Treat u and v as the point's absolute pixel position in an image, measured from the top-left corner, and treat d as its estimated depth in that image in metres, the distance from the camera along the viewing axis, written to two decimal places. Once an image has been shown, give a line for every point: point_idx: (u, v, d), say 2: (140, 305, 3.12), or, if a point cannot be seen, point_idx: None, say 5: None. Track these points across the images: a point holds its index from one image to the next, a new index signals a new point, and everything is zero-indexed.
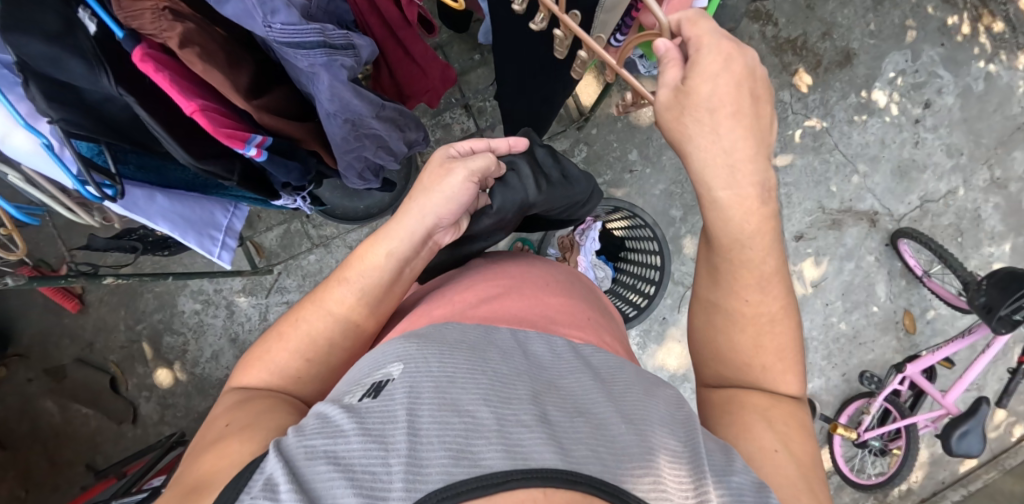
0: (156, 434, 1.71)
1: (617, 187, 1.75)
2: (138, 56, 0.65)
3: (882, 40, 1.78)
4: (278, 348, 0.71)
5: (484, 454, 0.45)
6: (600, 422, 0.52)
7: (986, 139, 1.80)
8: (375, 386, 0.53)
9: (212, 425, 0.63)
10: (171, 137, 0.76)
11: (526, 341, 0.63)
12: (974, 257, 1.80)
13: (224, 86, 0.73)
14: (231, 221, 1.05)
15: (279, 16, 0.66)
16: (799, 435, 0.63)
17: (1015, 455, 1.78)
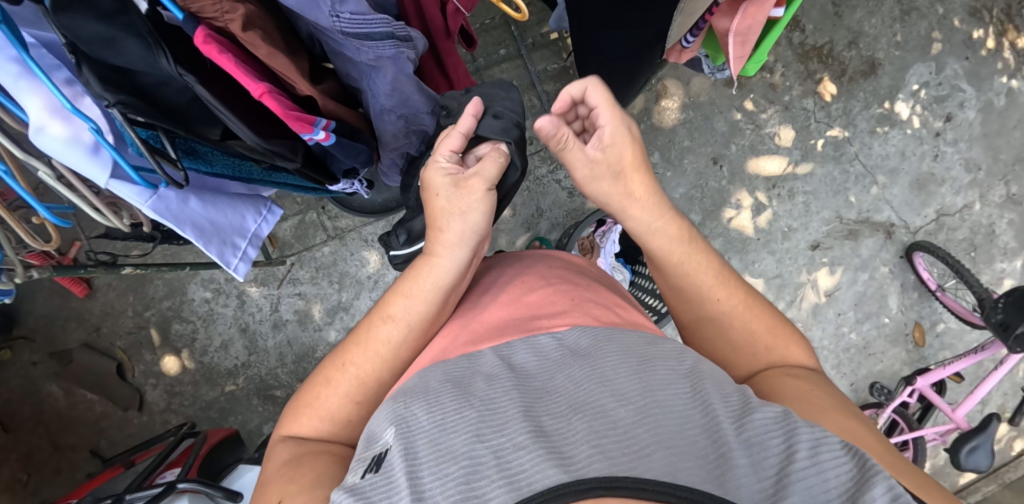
0: (162, 422, 1.69)
1: None
2: (201, 37, 0.59)
3: (907, 51, 1.77)
4: (327, 395, 0.72)
5: (488, 494, 0.47)
6: (596, 411, 0.52)
7: (1004, 155, 1.81)
8: (375, 455, 0.55)
9: (270, 492, 0.64)
10: (236, 117, 0.70)
11: (509, 355, 0.61)
12: (986, 272, 1.81)
13: (288, 69, 0.69)
14: (260, 227, 0.95)
15: (347, 5, 0.64)
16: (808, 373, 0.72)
17: (1015, 468, 1.81)
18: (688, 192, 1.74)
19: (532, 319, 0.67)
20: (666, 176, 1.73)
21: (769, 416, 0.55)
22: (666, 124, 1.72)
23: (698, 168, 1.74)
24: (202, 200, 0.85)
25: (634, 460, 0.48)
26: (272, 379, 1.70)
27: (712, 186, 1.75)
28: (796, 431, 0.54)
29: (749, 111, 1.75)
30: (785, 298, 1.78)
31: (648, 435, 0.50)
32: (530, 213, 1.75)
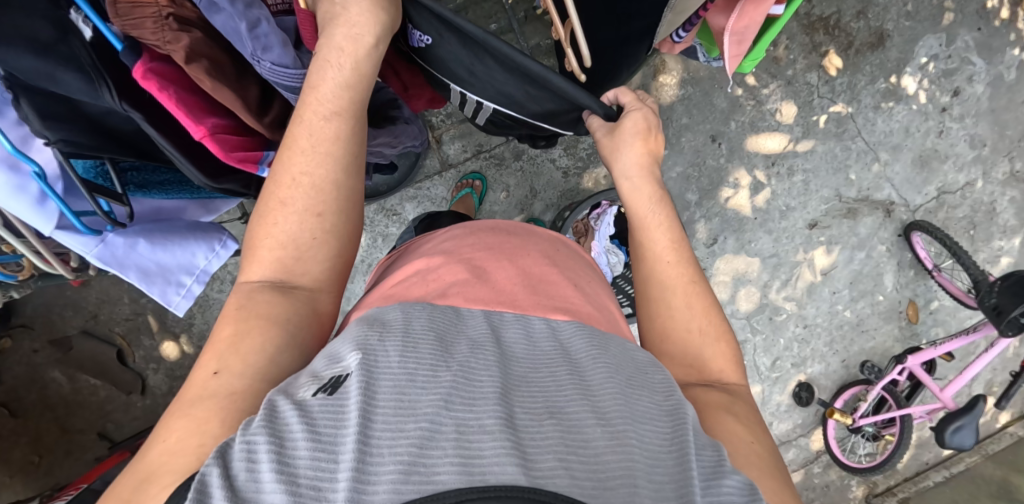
0: (166, 405, 1.74)
1: None
2: (141, 72, 0.60)
3: (918, 22, 1.69)
4: (283, 217, 0.69)
5: (438, 469, 0.49)
6: (571, 422, 0.56)
7: (1011, 131, 1.78)
8: (334, 379, 0.58)
9: (197, 372, 0.61)
10: (183, 156, 0.71)
11: (500, 325, 0.67)
12: (984, 250, 1.81)
13: (234, 107, 0.67)
14: (207, 264, 0.89)
15: (269, 53, 0.66)
16: (746, 417, 0.72)
17: (998, 440, 1.88)
18: (685, 171, 1.70)
19: (532, 301, 0.73)
20: (663, 154, 1.68)
21: (738, 486, 0.58)
22: (664, 102, 1.67)
23: (697, 146, 1.70)
24: (150, 242, 0.82)
25: (594, 487, 0.51)
26: None
27: (710, 164, 1.71)
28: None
29: (751, 87, 1.69)
30: (780, 277, 1.77)
31: (613, 462, 0.54)
32: (524, 195, 1.72)
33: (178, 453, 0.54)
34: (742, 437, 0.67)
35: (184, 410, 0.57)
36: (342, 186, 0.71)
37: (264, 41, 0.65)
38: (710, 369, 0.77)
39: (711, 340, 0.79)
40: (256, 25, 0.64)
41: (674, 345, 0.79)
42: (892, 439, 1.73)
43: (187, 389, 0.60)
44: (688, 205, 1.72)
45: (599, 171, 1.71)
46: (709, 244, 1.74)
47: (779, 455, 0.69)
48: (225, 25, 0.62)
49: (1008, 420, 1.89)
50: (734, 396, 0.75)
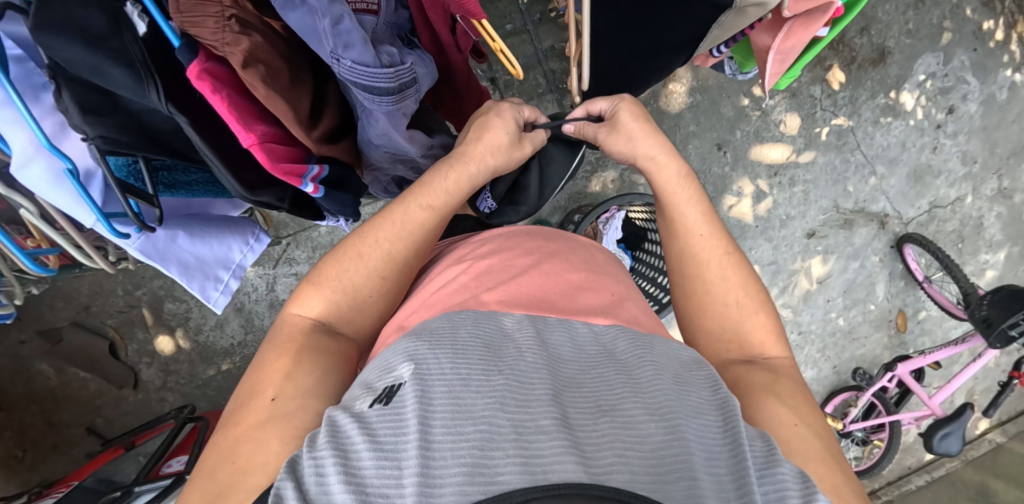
0: (159, 400, 1.71)
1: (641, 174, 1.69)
2: (195, 73, 0.54)
3: (918, 40, 1.73)
4: (355, 268, 0.78)
5: (502, 469, 0.48)
6: (625, 419, 0.56)
7: (1000, 149, 1.85)
8: (389, 389, 0.57)
9: (255, 400, 0.65)
10: (225, 166, 0.65)
11: (545, 330, 0.66)
12: (972, 263, 1.92)
13: (284, 118, 0.61)
14: (242, 256, 0.90)
15: (352, 50, 0.58)
16: (793, 392, 0.74)
17: (977, 447, 1.96)
18: None
19: (571, 306, 0.73)
20: None
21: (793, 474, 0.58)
22: (672, 109, 1.67)
23: (702, 153, 1.71)
24: (190, 235, 0.82)
25: (655, 482, 0.51)
26: None
27: (715, 172, 1.73)
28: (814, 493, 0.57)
29: (758, 98, 1.71)
30: (778, 284, 1.81)
31: (670, 453, 0.54)
32: None
33: (253, 473, 0.56)
34: (786, 417, 0.68)
35: (247, 436, 0.60)
36: (408, 263, 0.81)
37: (346, 39, 0.57)
38: (746, 342, 0.80)
39: (744, 314, 0.81)
40: (339, 22, 0.56)
41: (709, 322, 0.82)
42: (881, 444, 1.78)
43: (247, 415, 0.63)
44: None
45: (608, 175, 1.69)
46: None
47: (827, 432, 0.70)
48: (304, 25, 0.56)
49: (985, 426, 1.98)
50: (774, 371, 0.76)
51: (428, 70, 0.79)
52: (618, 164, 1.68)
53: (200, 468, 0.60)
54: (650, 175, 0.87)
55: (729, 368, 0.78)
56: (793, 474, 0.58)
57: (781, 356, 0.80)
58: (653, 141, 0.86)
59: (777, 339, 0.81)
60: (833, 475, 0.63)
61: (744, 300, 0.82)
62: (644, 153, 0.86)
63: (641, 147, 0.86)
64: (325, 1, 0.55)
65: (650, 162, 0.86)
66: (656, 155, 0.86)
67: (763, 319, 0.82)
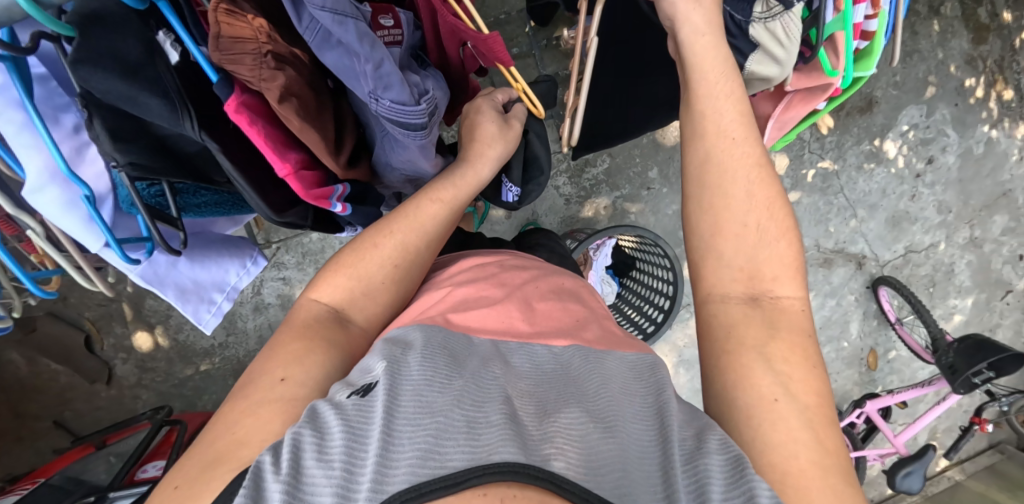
0: (132, 396, 1.68)
1: (633, 202, 1.73)
2: (233, 107, 0.56)
3: (903, 92, 1.80)
4: (371, 256, 0.81)
5: (450, 456, 0.49)
6: (568, 417, 0.55)
7: (974, 200, 1.93)
8: (365, 386, 0.58)
9: (265, 377, 0.67)
10: (255, 191, 0.67)
11: (506, 353, 0.66)
12: (940, 307, 2.00)
13: (315, 146, 0.63)
14: (242, 279, 0.87)
15: (391, 92, 0.58)
16: (795, 352, 0.68)
17: (936, 484, 2.05)
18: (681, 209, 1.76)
19: (530, 332, 0.72)
20: (662, 192, 1.73)
21: None
22: (668, 142, 1.71)
23: None
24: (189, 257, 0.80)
25: (590, 475, 0.51)
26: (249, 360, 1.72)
27: None
28: (746, 485, 0.55)
29: None
30: None
31: (610, 444, 0.54)
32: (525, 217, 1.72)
33: (244, 446, 0.59)
34: (769, 393, 0.64)
35: (251, 411, 0.62)
36: (419, 252, 0.84)
37: (386, 81, 0.57)
38: (761, 281, 0.72)
39: (764, 250, 0.72)
40: (381, 64, 0.55)
41: (720, 244, 0.73)
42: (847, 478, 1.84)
43: (253, 391, 0.65)
44: (680, 243, 1.77)
45: (601, 201, 1.72)
46: None
47: (825, 410, 0.65)
48: (341, 63, 0.55)
49: (945, 464, 2.06)
50: (783, 327, 0.69)
51: (440, 88, 0.80)
52: (612, 191, 1.71)
53: (208, 434, 0.62)
54: (688, 58, 0.75)
55: (731, 309, 0.71)
56: (721, 458, 0.57)
57: (800, 306, 0.72)
58: (708, 21, 0.73)
59: (797, 274, 0.72)
60: (801, 458, 0.60)
61: (768, 226, 0.73)
62: (691, 39, 0.74)
63: (694, 33, 0.73)
64: (368, 47, 0.54)
65: (693, 46, 0.74)
66: (705, 41, 0.74)
67: (785, 249, 0.73)
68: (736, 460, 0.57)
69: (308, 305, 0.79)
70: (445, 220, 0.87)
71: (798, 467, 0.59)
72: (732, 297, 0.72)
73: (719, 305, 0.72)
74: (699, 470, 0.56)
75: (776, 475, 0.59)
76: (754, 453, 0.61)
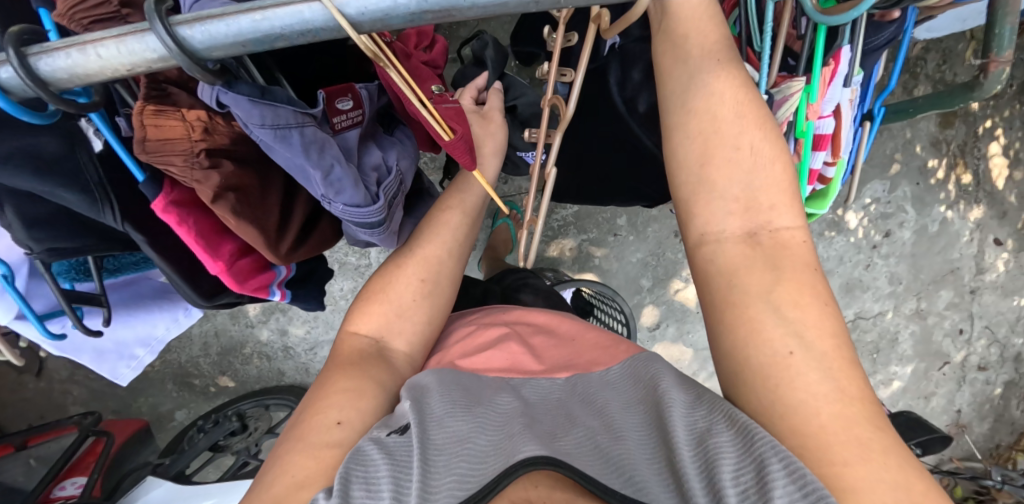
0: (61, 392, 1.60)
1: (598, 246, 1.75)
2: (161, 206, 0.61)
3: (868, 166, 1.86)
4: (398, 279, 0.83)
5: (486, 472, 0.54)
6: (584, 434, 0.61)
7: (925, 275, 2.00)
8: (402, 425, 0.61)
9: (317, 417, 0.69)
10: (179, 275, 0.71)
11: (517, 387, 0.69)
12: (881, 373, 2.08)
13: (254, 241, 0.67)
14: (168, 333, 0.88)
15: (343, 196, 0.66)
16: (802, 292, 0.65)
17: None
18: (644, 258, 1.78)
19: (540, 367, 0.74)
20: (628, 239, 1.75)
21: None
22: None
23: (660, 237, 1.76)
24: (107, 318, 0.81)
25: (613, 478, 0.56)
26: (191, 367, 1.62)
27: (669, 256, 1.78)
28: (765, 462, 0.54)
29: None
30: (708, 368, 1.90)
31: (628, 459, 0.59)
32: None
33: (303, 488, 0.60)
34: (782, 347, 0.62)
35: (311, 453, 0.64)
36: (445, 267, 0.86)
37: (337, 186, 0.65)
38: (764, 211, 0.67)
39: (771, 167, 0.68)
40: (331, 171, 0.64)
41: (723, 175, 0.68)
42: None
43: (309, 432, 0.67)
44: (640, 290, 1.79)
45: (567, 242, 1.73)
46: (652, 329, 1.83)
47: (840, 348, 0.63)
48: (289, 163, 0.63)
49: None
50: (787, 263, 0.66)
51: (412, 159, 0.86)
52: (578, 233, 1.73)
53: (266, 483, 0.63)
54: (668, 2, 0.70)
55: (731, 250, 0.67)
56: (728, 432, 0.58)
57: (804, 236, 0.68)
58: None
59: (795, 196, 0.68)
60: (823, 414, 0.59)
61: (763, 149, 0.68)
62: None
63: None
64: (317, 157, 0.62)
65: None
66: None
67: (780, 172, 0.68)
68: (741, 427, 0.58)
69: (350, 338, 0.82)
70: (458, 240, 0.87)
71: (825, 424, 0.58)
72: (732, 234, 0.68)
73: (716, 249, 0.68)
74: (709, 450, 0.57)
75: (798, 440, 0.58)
76: (771, 421, 0.61)
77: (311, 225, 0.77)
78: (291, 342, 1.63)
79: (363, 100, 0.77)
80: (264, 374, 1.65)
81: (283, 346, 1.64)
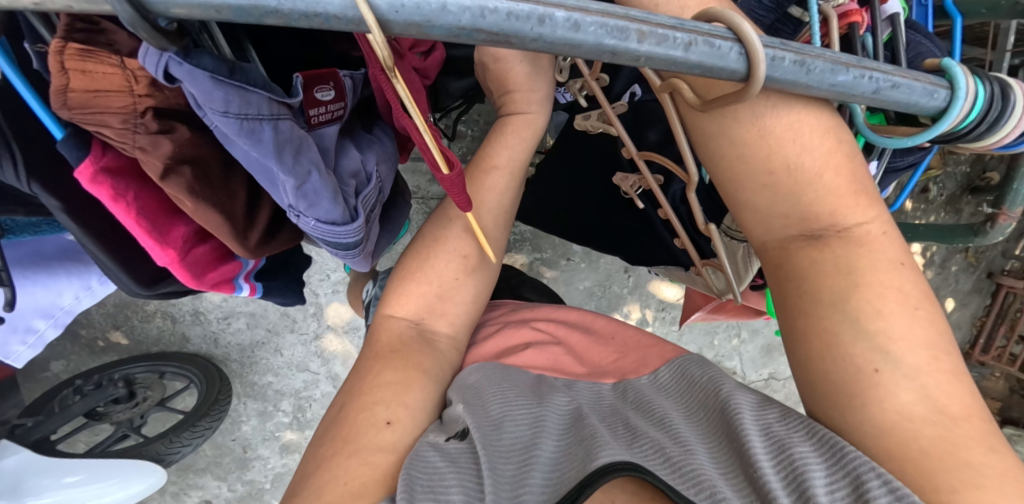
0: None
1: (549, 267, 1.72)
2: (90, 175, 0.52)
3: None
4: (439, 261, 0.80)
5: (564, 476, 0.54)
6: (647, 436, 0.57)
7: None
8: (460, 430, 0.62)
9: (363, 407, 0.66)
10: (115, 263, 0.63)
11: (566, 385, 0.69)
12: None
13: (217, 230, 0.61)
14: (74, 304, 0.77)
15: (315, 208, 0.59)
16: (881, 297, 0.54)
17: None
18: (591, 287, 1.76)
19: (581, 369, 0.74)
20: (579, 266, 1.73)
21: None
22: None
23: (610, 270, 1.76)
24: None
25: (683, 483, 0.52)
26: (81, 315, 1.41)
27: (613, 290, 1.78)
28: (862, 482, 0.47)
29: None
30: None
31: (694, 460, 0.54)
32: None
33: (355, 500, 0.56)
34: (865, 363, 0.53)
35: (363, 457, 0.61)
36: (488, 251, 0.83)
37: (311, 197, 0.58)
38: (827, 217, 0.57)
39: (819, 181, 0.57)
40: (305, 182, 0.57)
41: (768, 196, 0.59)
42: None
43: (357, 434, 0.63)
44: None
45: (519, 258, 1.69)
46: None
47: (938, 363, 0.52)
48: (250, 158, 0.54)
49: None
50: (864, 264, 0.55)
51: (393, 162, 0.77)
52: (532, 251, 1.69)
53: (314, 483, 0.59)
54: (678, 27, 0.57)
55: (800, 257, 0.58)
56: (788, 427, 0.54)
57: (882, 229, 0.57)
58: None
59: (860, 184, 0.57)
60: (922, 438, 0.49)
61: (818, 162, 0.56)
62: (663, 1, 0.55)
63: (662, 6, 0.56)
64: (291, 164, 0.55)
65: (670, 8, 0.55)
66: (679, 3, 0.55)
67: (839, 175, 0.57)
68: (808, 426, 0.53)
69: (388, 322, 0.78)
70: (503, 207, 0.83)
71: (939, 448, 0.48)
72: (793, 241, 0.59)
73: (783, 258, 0.59)
74: (784, 450, 0.51)
75: (896, 463, 0.49)
76: (863, 443, 0.51)
77: (277, 225, 0.72)
78: (203, 307, 1.47)
79: (346, 91, 0.66)
80: (165, 337, 1.48)
81: (194, 310, 1.47)
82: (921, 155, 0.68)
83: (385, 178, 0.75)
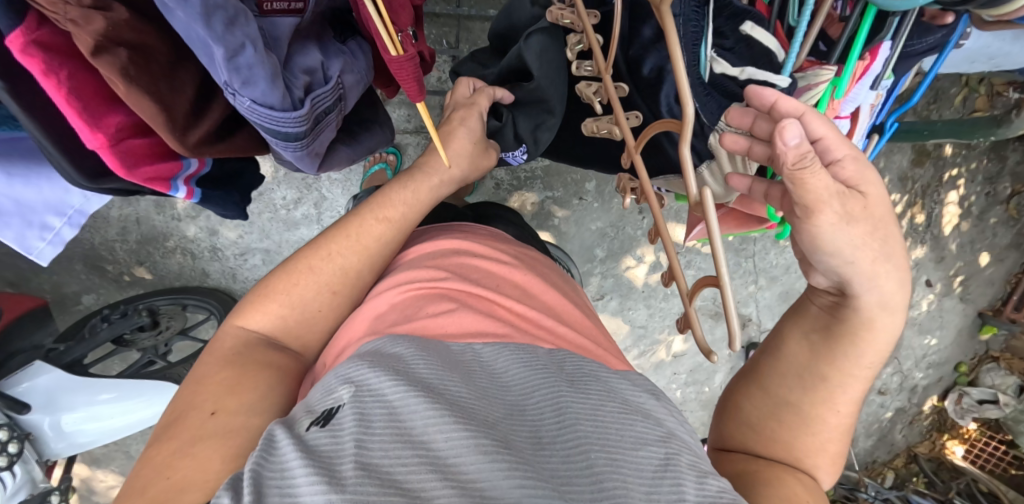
0: None
1: (560, 207, 1.70)
2: (18, 45, 0.47)
3: None
4: (305, 282, 0.77)
5: (444, 498, 0.44)
6: (548, 458, 0.49)
7: None
8: (329, 409, 0.53)
9: (192, 410, 0.64)
10: (61, 156, 0.57)
11: (485, 362, 0.59)
12: None
13: (150, 119, 0.53)
14: (85, 205, 0.75)
15: (250, 86, 0.54)
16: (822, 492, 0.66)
17: None
18: (604, 228, 1.74)
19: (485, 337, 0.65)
20: (591, 206, 1.71)
21: None
22: None
23: (623, 210, 1.73)
24: (6, 174, 0.70)
25: None
26: (105, 252, 1.46)
27: (627, 231, 1.76)
28: None
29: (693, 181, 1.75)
30: (639, 347, 1.92)
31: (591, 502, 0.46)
32: None
33: (182, 494, 0.54)
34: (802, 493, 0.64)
35: (178, 454, 0.59)
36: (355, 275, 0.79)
37: (246, 74, 0.53)
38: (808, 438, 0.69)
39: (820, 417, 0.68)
40: (239, 53, 0.52)
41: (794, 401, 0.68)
42: None
43: (181, 429, 0.62)
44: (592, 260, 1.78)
45: (530, 196, 1.68)
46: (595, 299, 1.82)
47: None
48: (188, 31, 0.51)
49: None
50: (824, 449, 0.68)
51: (362, 77, 0.72)
52: (543, 189, 1.68)
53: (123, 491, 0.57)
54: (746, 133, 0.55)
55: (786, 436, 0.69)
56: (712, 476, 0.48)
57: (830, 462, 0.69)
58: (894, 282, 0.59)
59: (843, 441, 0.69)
60: None
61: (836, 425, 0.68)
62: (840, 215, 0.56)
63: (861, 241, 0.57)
64: (223, 27, 0.50)
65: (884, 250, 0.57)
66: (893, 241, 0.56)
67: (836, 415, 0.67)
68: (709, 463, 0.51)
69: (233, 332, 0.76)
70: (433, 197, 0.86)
71: None
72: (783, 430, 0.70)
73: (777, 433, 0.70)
74: None
75: None
76: None
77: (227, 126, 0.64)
78: (220, 244, 1.52)
79: None
80: (185, 272, 1.54)
81: (211, 247, 1.52)
82: (944, 34, 0.70)
83: (348, 90, 0.70)
